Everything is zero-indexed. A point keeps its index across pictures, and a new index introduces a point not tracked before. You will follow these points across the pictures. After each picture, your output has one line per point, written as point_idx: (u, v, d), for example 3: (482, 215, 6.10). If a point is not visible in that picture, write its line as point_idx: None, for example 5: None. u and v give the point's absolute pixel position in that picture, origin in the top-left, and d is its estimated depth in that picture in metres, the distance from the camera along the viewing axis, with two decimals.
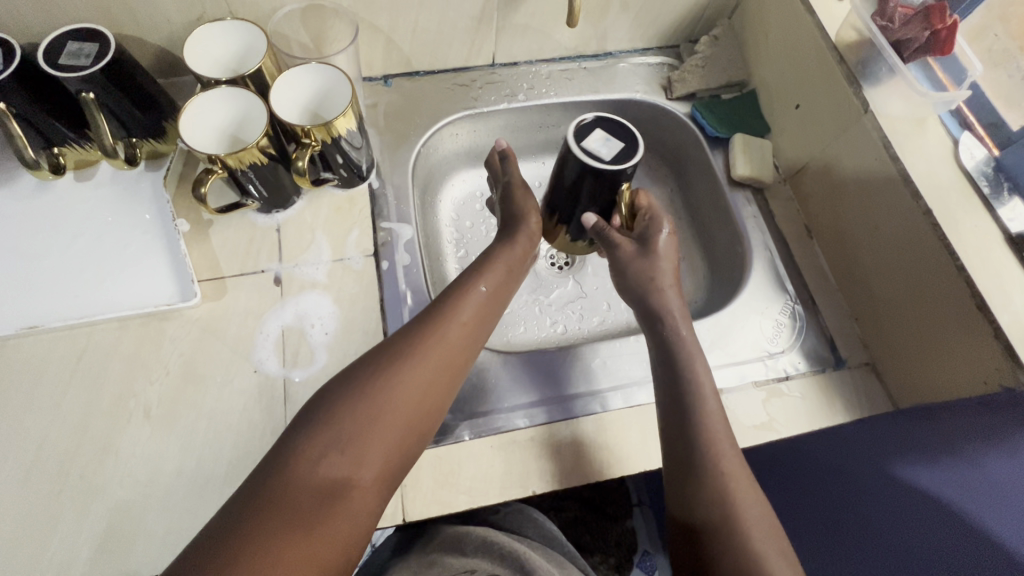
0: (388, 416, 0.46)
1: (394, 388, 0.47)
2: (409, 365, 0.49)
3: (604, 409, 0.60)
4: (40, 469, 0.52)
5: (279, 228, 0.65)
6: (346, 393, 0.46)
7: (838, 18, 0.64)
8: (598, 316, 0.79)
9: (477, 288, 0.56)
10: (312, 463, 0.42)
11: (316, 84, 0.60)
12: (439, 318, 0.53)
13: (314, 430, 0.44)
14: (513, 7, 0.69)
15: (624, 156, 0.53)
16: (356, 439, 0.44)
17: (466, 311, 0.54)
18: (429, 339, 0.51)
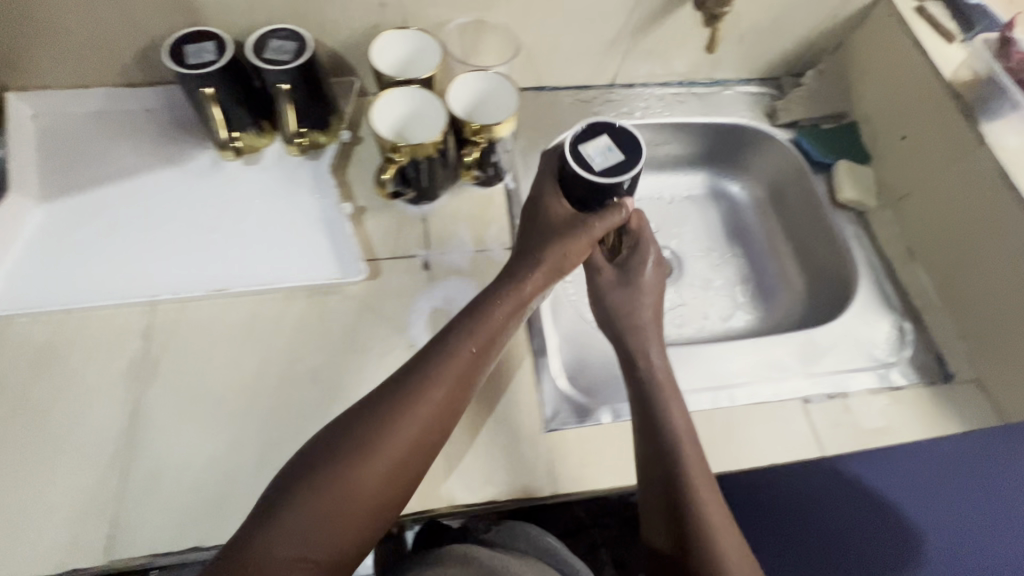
0: (358, 492, 0.44)
1: (364, 472, 0.44)
2: (379, 441, 0.46)
3: (733, 403, 0.63)
4: (221, 421, 0.56)
5: (425, 218, 0.70)
6: (315, 469, 0.44)
7: (950, 60, 0.70)
8: (697, 324, 0.84)
9: (466, 348, 0.51)
10: (269, 552, 0.41)
11: (481, 91, 0.66)
12: (416, 384, 0.48)
13: (269, 517, 0.43)
14: (646, 33, 0.76)
15: (619, 168, 0.55)
16: (316, 526, 0.43)
17: (444, 373, 0.49)
18: (397, 412, 0.47)
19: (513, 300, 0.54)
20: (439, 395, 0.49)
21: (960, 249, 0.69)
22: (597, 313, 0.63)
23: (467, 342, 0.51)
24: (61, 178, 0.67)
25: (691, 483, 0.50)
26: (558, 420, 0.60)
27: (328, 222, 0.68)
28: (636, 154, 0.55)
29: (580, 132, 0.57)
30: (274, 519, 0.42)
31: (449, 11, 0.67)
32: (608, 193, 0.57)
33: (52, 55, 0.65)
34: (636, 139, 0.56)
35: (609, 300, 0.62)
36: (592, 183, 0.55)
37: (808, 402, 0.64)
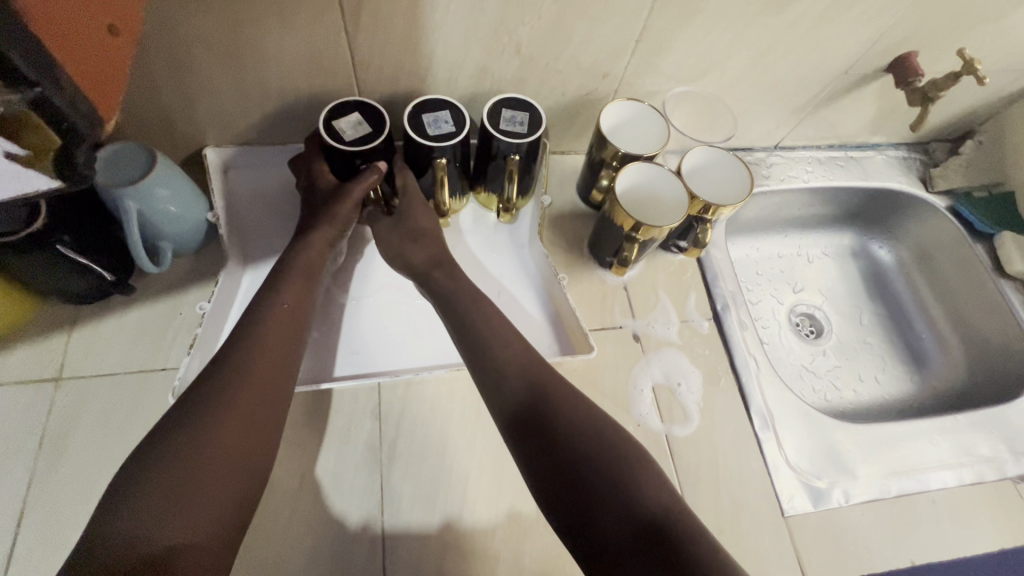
0: (206, 459, 0.43)
1: (203, 438, 0.44)
2: (193, 424, 0.44)
3: (956, 485, 0.63)
4: (471, 506, 0.56)
5: (626, 287, 0.69)
6: (165, 434, 0.44)
7: None
8: (855, 387, 0.84)
9: (282, 303, 0.54)
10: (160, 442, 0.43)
11: (708, 164, 0.66)
12: (239, 367, 0.48)
13: (190, 414, 0.45)
14: (827, 104, 0.77)
15: (364, 140, 0.57)
16: (186, 424, 0.44)
17: (259, 354, 0.50)
18: (228, 389, 0.47)
19: (304, 262, 0.58)
20: (261, 370, 0.49)
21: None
22: (424, 259, 0.63)
23: (280, 306, 0.53)
24: (262, 241, 0.66)
25: (546, 432, 0.49)
26: (796, 505, 0.59)
27: (537, 286, 0.69)
28: (384, 129, 0.58)
29: (340, 104, 0.58)
30: (122, 501, 0.40)
31: (664, 82, 0.67)
32: (347, 160, 0.58)
33: (266, 120, 0.63)
34: (384, 114, 0.59)
35: (392, 242, 0.64)
36: (340, 152, 0.57)
37: (1018, 482, 0.65)
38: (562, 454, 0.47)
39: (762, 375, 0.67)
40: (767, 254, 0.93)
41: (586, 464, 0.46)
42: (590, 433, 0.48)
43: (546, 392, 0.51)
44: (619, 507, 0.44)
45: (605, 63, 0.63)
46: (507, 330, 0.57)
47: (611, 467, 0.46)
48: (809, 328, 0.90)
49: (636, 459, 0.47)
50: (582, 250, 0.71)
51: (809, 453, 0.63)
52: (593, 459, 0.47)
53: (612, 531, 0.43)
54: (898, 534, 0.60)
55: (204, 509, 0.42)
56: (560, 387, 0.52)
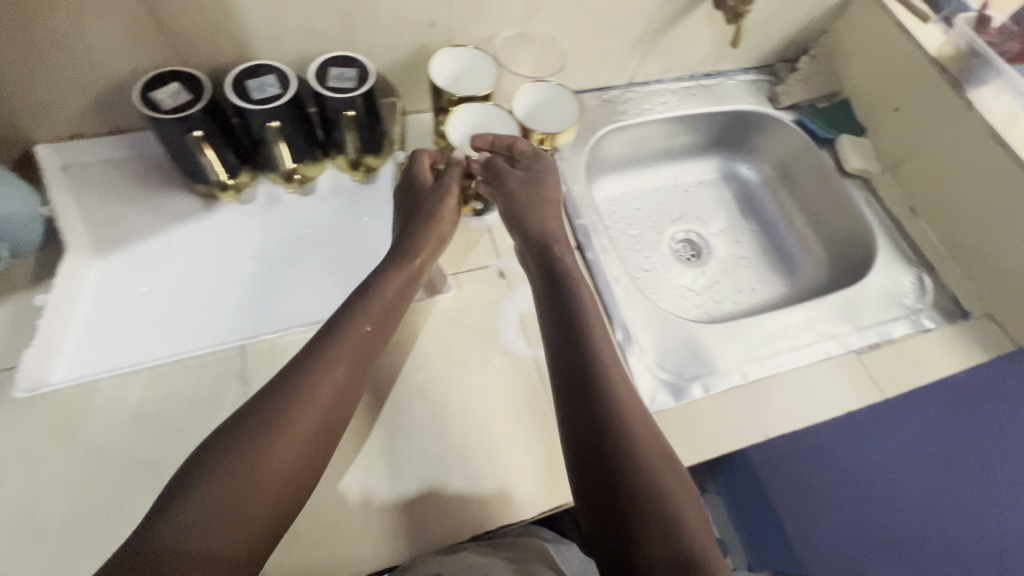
0: (263, 476, 0.45)
1: (264, 464, 0.46)
2: (278, 418, 0.48)
3: (803, 361, 0.70)
4: (342, 451, 0.57)
5: (490, 230, 0.72)
6: (225, 455, 0.45)
7: (931, 38, 0.80)
8: (733, 298, 0.90)
9: (362, 327, 0.55)
10: (259, 423, 0.47)
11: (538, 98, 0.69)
12: (323, 369, 0.51)
13: (282, 404, 0.48)
14: (664, 34, 0.81)
15: (185, 107, 0.56)
16: (281, 415, 0.48)
17: (343, 363, 0.53)
18: (306, 397, 0.49)
19: (401, 277, 0.59)
20: (326, 395, 0.50)
21: (961, 184, 0.78)
22: (537, 233, 0.64)
23: (356, 330, 0.55)
24: (109, 231, 0.64)
25: (607, 430, 0.50)
26: (658, 402, 0.63)
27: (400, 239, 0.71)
28: (206, 95, 0.58)
29: (155, 77, 0.57)
30: (197, 483, 0.44)
31: (494, 27, 0.70)
32: (175, 134, 0.57)
33: (90, 104, 0.61)
34: (204, 81, 0.58)
35: (499, 202, 0.66)
36: (159, 122, 0.56)
37: (863, 353, 0.71)
38: (617, 458, 0.49)
39: (627, 295, 0.71)
40: (645, 189, 0.97)
41: (633, 475, 0.48)
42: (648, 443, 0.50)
43: (629, 398, 0.53)
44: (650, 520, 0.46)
45: (427, 11, 0.65)
46: (584, 317, 0.58)
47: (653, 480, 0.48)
48: (689, 253, 0.95)
49: (672, 481, 0.49)
50: None
51: (671, 357, 0.68)
52: (642, 467, 0.49)
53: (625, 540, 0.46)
54: (756, 415, 0.65)
55: (258, 505, 0.45)
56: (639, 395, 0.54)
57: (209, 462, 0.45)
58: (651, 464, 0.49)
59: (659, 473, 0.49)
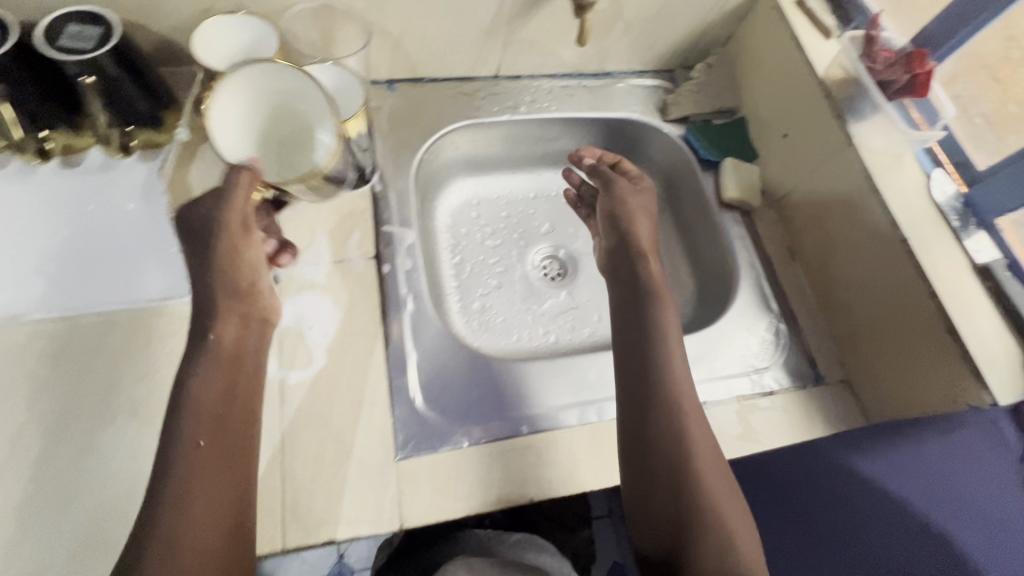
0: (195, 518, 0.41)
1: (178, 519, 0.41)
2: (185, 460, 0.43)
3: (600, 418, 0.60)
4: (19, 466, 0.50)
5: (278, 227, 0.64)
6: (155, 514, 0.41)
7: (826, 57, 0.69)
8: (587, 327, 0.81)
9: (216, 330, 0.49)
10: (180, 483, 0.42)
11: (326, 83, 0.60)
12: (208, 397, 0.46)
13: (191, 455, 0.43)
14: (521, 22, 0.71)
15: None
16: (195, 463, 0.43)
17: (217, 383, 0.47)
18: (196, 439, 0.44)
19: (233, 314, 0.50)
20: (203, 445, 0.44)
21: (828, 229, 0.68)
22: (648, 240, 0.65)
23: (214, 336, 0.49)
24: None
25: (656, 456, 0.50)
26: (411, 447, 0.56)
27: (150, 232, 0.60)
28: None
29: None
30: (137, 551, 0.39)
31: None
32: None
33: None
34: None
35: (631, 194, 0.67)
36: None
37: None
38: (670, 471, 0.49)
39: (415, 318, 0.63)
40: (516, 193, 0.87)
41: (678, 502, 0.48)
42: (677, 463, 0.49)
43: (665, 416, 0.51)
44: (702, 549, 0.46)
45: None
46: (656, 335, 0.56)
47: (682, 500, 0.48)
48: (554, 271, 0.86)
49: (732, 512, 0.48)
50: None
51: (448, 394, 0.60)
52: (680, 486, 0.48)
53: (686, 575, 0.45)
54: (528, 474, 0.57)
55: (207, 552, 0.41)
56: (681, 414, 0.52)
57: (145, 531, 0.40)
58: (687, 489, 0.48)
59: (704, 491, 0.48)
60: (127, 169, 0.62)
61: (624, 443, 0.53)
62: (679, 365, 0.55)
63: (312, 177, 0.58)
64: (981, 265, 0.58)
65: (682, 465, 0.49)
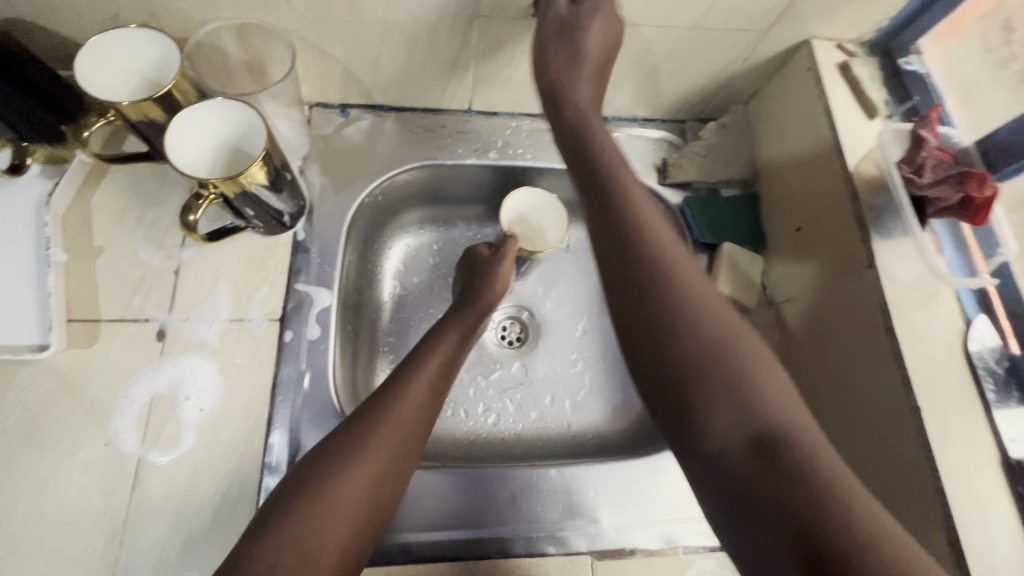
0: (347, 476, 0.43)
1: (335, 501, 0.41)
2: (360, 425, 0.45)
3: (502, 553, 0.52)
4: None
5: (178, 272, 0.56)
6: (312, 469, 0.43)
7: (863, 143, 0.54)
8: (535, 411, 0.71)
9: (435, 355, 0.53)
10: (344, 440, 0.44)
11: (228, 121, 0.50)
12: (405, 379, 0.50)
13: (356, 418, 0.46)
14: (494, 56, 0.59)
15: None
16: (365, 428, 0.45)
17: (418, 378, 0.50)
18: (374, 412, 0.47)
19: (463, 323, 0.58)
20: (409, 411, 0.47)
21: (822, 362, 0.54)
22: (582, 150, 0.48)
23: (428, 366, 0.52)
24: None
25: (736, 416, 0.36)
26: None
27: (22, 262, 0.53)
28: None
29: None
30: (287, 497, 0.41)
31: (204, 8, 0.51)
32: None
33: None
34: None
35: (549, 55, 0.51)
36: None
37: (599, 558, 0.52)
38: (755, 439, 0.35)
39: (313, 394, 0.55)
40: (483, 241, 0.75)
41: (789, 472, 0.33)
42: (699, 351, 0.39)
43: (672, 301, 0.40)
44: (748, 414, 0.37)
45: None
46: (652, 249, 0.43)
47: (726, 389, 0.37)
48: (513, 335, 0.75)
49: (769, 369, 0.38)
50: (139, 220, 0.58)
51: None
52: (730, 391, 0.37)
53: (767, 468, 0.34)
54: None
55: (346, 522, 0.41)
56: (683, 278, 0.42)
57: (304, 476, 0.43)
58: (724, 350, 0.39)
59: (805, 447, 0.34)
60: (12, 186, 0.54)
61: (682, 444, 0.38)
62: (691, 296, 0.41)
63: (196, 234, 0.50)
64: (1014, 459, 0.45)
65: (715, 350, 0.39)
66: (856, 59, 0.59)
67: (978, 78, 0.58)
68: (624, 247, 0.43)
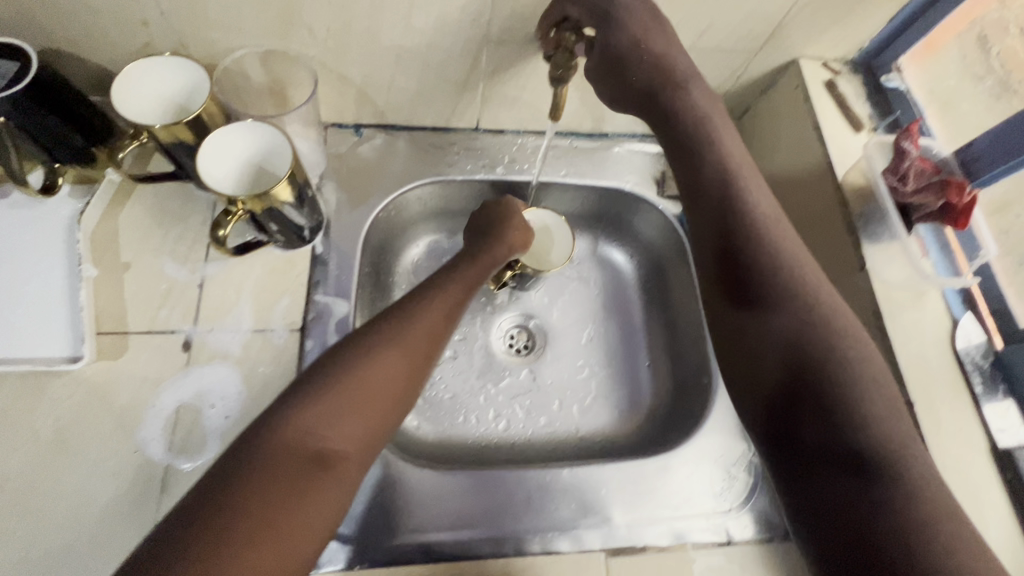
0: (383, 361, 0.45)
1: (369, 381, 0.44)
2: (397, 315, 0.48)
3: (519, 553, 0.53)
4: None
5: (202, 285, 0.59)
6: (349, 350, 0.45)
7: (850, 155, 0.58)
8: (545, 416, 0.73)
9: (452, 280, 0.52)
10: (383, 324, 0.47)
11: (255, 141, 0.53)
12: (439, 281, 0.52)
13: (398, 309, 0.48)
14: (502, 78, 0.63)
15: None
16: (403, 318, 0.48)
17: (454, 282, 0.52)
18: (413, 304, 0.49)
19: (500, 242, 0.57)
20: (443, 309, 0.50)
21: None
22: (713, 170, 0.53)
23: (457, 278, 0.53)
24: None
25: (834, 414, 0.43)
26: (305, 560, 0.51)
27: (51, 278, 0.55)
28: None
29: None
30: (323, 377, 0.44)
31: (232, 36, 0.54)
32: None
33: None
34: None
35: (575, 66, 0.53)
36: None
37: (612, 555, 0.54)
38: (841, 437, 0.42)
39: None
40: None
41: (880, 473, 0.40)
42: (812, 344, 0.45)
43: (821, 320, 0.47)
44: (867, 436, 0.42)
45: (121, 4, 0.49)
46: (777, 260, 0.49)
47: (838, 391, 0.43)
48: (521, 343, 0.77)
49: (885, 387, 0.44)
50: (164, 236, 0.60)
51: None
52: (841, 397, 0.43)
53: (866, 476, 0.40)
54: None
55: (378, 409, 0.44)
56: (798, 267, 0.48)
57: (342, 357, 0.45)
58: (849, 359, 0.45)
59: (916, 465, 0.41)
60: (44, 205, 0.57)
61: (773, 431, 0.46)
62: (795, 291, 0.48)
63: (224, 248, 0.52)
64: (1003, 450, 0.48)
65: (827, 345, 0.45)
66: (841, 76, 0.63)
67: (957, 91, 0.62)
68: (754, 254, 0.49)
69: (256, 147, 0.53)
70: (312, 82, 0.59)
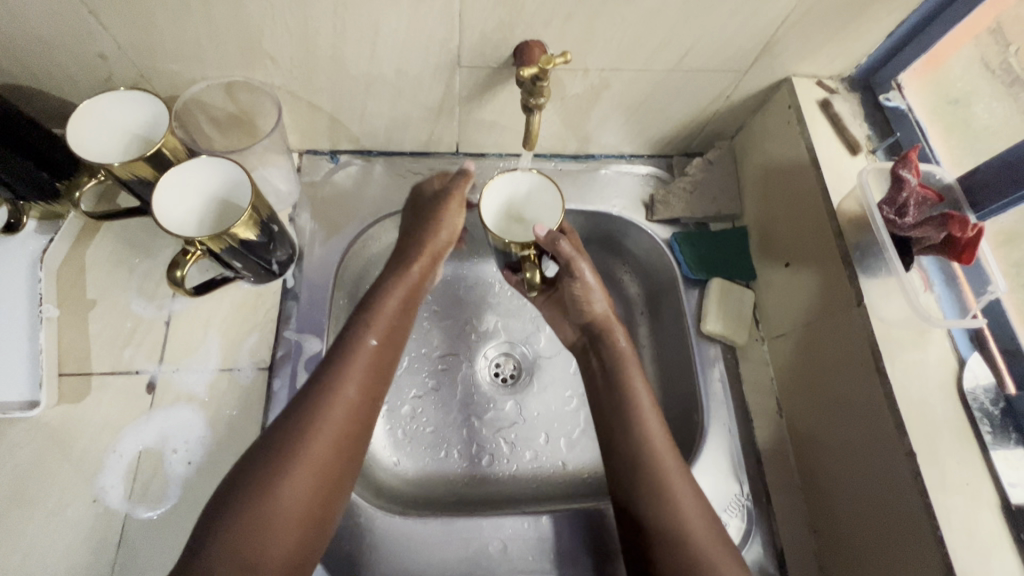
0: (287, 473, 0.44)
1: (278, 501, 0.43)
2: (295, 415, 0.47)
3: None
4: None
5: (168, 323, 0.57)
6: (247, 476, 0.44)
7: (846, 180, 0.55)
8: (530, 450, 0.70)
9: (370, 336, 0.52)
10: (281, 434, 0.46)
11: (217, 176, 0.52)
12: (340, 359, 0.50)
13: (295, 406, 0.47)
14: (478, 103, 0.60)
15: None
16: (303, 418, 0.46)
17: (359, 353, 0.50)
18: (313, 396, 0.48)
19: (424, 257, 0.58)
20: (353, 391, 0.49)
21: (824, 401, 0.53)
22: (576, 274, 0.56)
23: (364, 347, 0.51)
24: None
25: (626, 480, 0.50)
26: None
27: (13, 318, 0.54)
28: None
29: None
30: (223, 511, 0.43)
31: (194, 67, 0.52)
32: None
33: None
34: None
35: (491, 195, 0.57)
36: None
37: None
38: (639, 491, 0.49)
39: None
40: (461, 278, 0.77)
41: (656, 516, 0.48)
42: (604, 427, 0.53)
43: (674, 528, 0.47)
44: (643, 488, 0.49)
45: (76, 39, 0.48)
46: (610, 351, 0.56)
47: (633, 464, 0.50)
48: (506, 372, 0.74)
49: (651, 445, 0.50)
50: (132, 271, 0.59)
51: None
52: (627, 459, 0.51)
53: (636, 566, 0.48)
54: None
55: (294, 524, 0.44)
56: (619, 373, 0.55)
57: (242, 481, 0.44)
58: (698, 555, 0.46)
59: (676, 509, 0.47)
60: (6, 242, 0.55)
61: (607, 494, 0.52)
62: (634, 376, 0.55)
63: (183, 289, 0.51)
64: (1015, 506, 0.44)
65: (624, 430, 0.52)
66: (837, 94, 0.59)
67: (965, 109, 0.58)
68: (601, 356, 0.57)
69: (218, 184, 0.52)
70: (278, 111, 0.57)
